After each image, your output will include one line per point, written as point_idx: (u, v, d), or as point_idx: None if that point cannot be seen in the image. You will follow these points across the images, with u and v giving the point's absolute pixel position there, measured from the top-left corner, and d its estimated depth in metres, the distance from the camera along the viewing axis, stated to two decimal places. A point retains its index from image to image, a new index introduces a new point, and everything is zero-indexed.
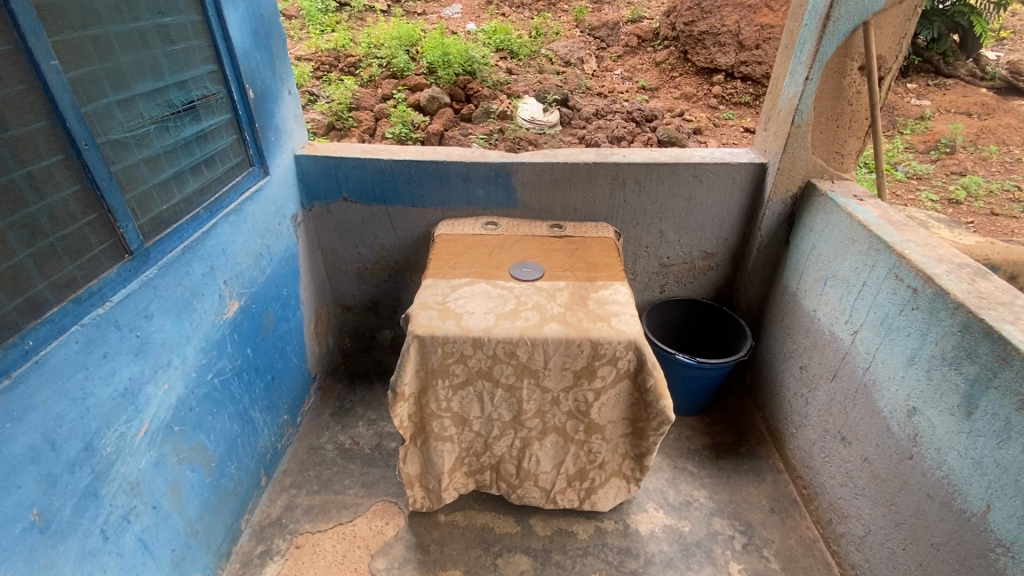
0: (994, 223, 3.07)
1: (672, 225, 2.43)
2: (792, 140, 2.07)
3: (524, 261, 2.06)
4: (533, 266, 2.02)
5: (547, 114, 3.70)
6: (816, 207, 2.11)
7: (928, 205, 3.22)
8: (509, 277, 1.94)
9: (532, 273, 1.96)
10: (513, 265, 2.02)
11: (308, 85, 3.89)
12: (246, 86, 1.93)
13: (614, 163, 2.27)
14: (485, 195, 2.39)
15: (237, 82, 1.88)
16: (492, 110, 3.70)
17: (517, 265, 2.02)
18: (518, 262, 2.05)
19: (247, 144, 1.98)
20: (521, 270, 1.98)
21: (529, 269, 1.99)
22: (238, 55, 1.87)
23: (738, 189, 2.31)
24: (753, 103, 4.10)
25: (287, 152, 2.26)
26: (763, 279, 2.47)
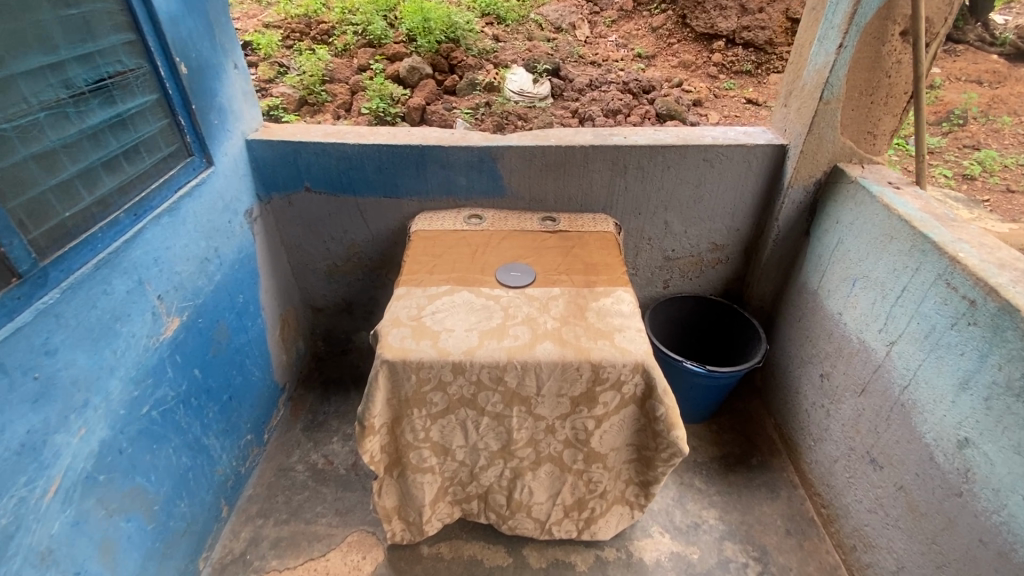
0: (1011, 201, 2.84)
1: (679, 215, 2.17)
2: (820, 118, 1.80)
3: (516, 263, 1.79)
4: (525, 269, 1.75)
5: (538, 86, 3.36)
6: (844, 195, 1.85)
7: (941, 181, 2.99)
8: (498, 285, 1.68)
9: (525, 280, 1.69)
10: (503, 270, 1.75)
11: (278, 56, 3.52)
12: (175, 59, 1.61)
13: (615, 146, 2.00)
14: (468, 184, 2.10)
15: (164, 54, 1.57)
16: (478, 82, 3.36)
17: (508, 269, 1.75)
18: (509, 264, 1.78)
19: (182, 129, 1.67)
20: (513, 277, 1.71)
21: (521, 274, 1.73)
22: (161, 21, 1.55)
23: (753, 175, 2.05)
24: (756, 73, 3.79)
25: (237, 137, 1.95)
26: (777, 274, 2.23)
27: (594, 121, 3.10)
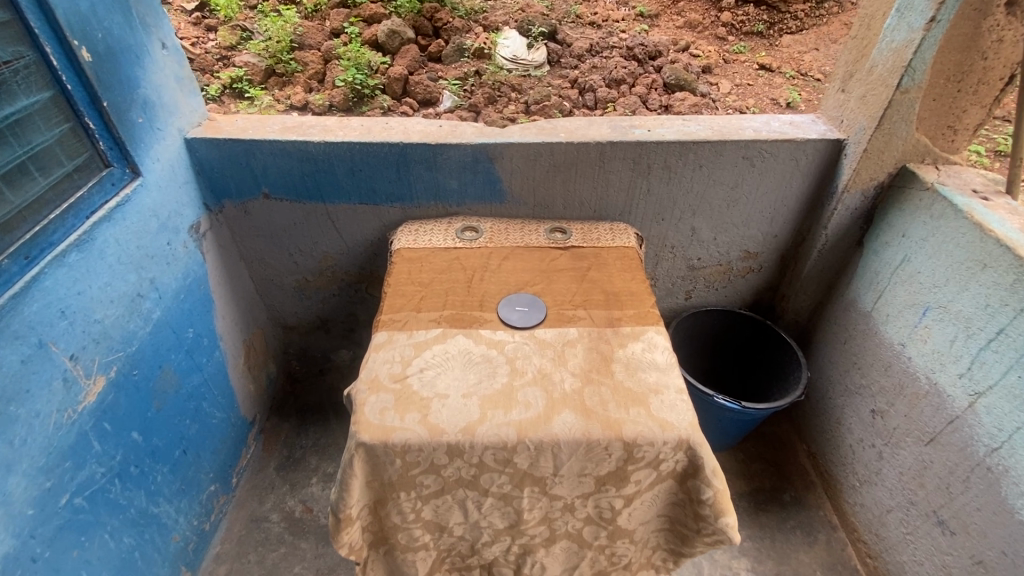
0: None
1: (708, 221, 1.86)
2: (893, 111, 1.47)
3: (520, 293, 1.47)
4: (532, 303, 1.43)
5: (533, 52, 2.93)
6: (915, 205, 1.54)
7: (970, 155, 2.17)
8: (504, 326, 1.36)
9: (534, 319, 1.38)
10: (505, 304, 1.42)
11: (240, 18, 3.04)
12: (74, 43, 1.23)
13: (638, 143, 1.65)
14: (459, 187, 1.75)
15: (58, 40, 1.20)
16: (466, 48, 2.93)
17: (511, 303, 1.43)
18: (511, 296, 1.46)
19: (93, 134, 1.31)
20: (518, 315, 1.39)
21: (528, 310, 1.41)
22: None
23: (799, 175, 1.73)
24: (768, 36, 3.37)
25: (173, 136, 1.57)
26: (819, 286, 1.94)
27: (594, 92, 2.72)
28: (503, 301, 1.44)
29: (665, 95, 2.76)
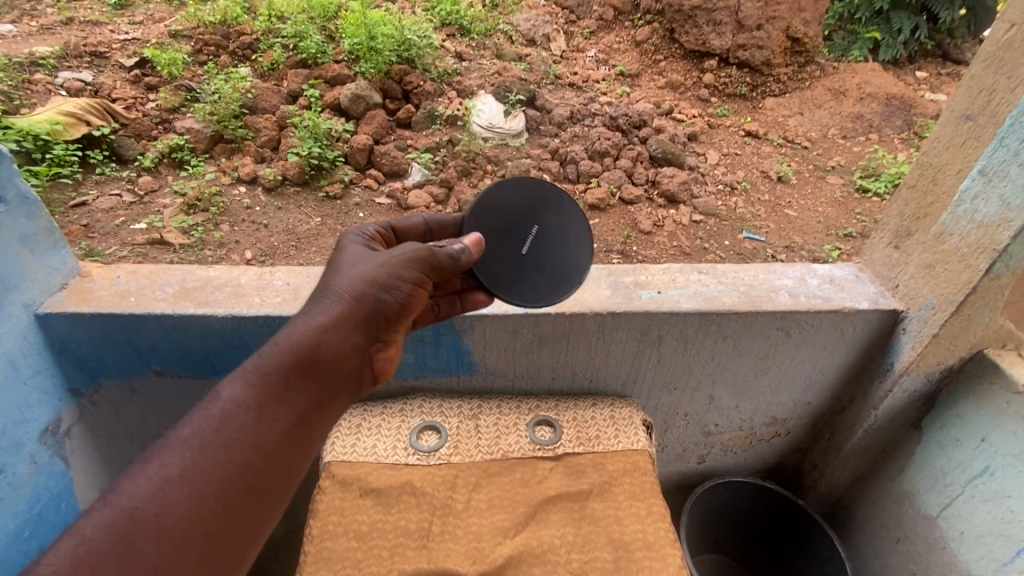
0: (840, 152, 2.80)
1: (729, 389, 1.50)
2: (977, 297, 1.14)
3: (514, 188, 1.15)
4: (558, 209, 1.18)
5: (511, 119, 2.62)
6: (1000, 407, 1.21)
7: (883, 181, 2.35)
8: (559, 271, 1.15)
9: (567, 201, 1.19)
10: (515, 230, 1.15)
11: (185, 79, 2.69)
12: None
13: (646, 314, 1.28)
14: (416, 361, 1.34)
15: None
16: (438, 113, 2.60)
17: (522, 221, 1.15)
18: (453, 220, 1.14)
19: None
20: (557, 239, 1.16)
21: (562, 222, 1.18)
22: None
23: (842, 345, 1.39)
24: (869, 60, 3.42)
25: (15, 318, 1.15)
26: (861, 463, 1.57)
27: (576, 165, 2.44)
28: (507, 225, 1.13)
29: (651, 169, 2.46)
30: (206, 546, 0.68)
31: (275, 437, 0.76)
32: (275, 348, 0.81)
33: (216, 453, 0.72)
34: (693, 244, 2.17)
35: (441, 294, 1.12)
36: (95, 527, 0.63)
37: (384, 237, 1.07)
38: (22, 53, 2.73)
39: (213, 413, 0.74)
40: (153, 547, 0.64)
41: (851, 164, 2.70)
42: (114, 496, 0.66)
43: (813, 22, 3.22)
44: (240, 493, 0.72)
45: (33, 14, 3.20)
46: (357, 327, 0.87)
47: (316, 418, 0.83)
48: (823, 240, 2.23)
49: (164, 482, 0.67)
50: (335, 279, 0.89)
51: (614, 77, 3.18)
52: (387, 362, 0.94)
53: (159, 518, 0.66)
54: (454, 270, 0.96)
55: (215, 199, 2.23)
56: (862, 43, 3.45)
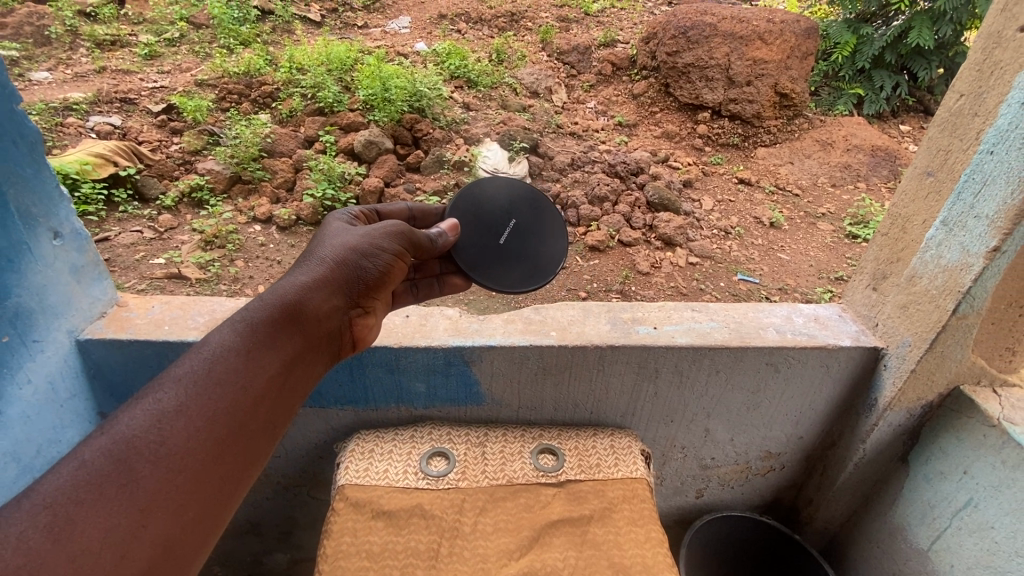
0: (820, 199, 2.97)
1: (724, 422, 1.57)
2: (946, 335, 1.24)
3: (493, 188, 1.33)
4: (535, 209, 1.35)
5: (515, 165, 2.79)
6: (979, 440, 1.27)
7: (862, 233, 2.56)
8: (540, 258, 1.29)
9: (550, 210, 1.37)
10: (496, 223, 1.29)
11: (209, 123, 2.88)
12: None
13: (643, 347, 1.37)
14: (427, 390, 1.42)
15: None
16: (446, 158, 2.76)
17: (500, 215, 1.30)
18: (435, 211, 1.31)
19: None
20: (534, 232, 1.32)
21: (540, 218, 1.34)
22: None
23: (829, 380, 1.48)
24: (854, 114, 3.66)
25: (60, 342, 1.25)
26: (854, 498, 1.62)
27: (577, 209, 2.60)
28: (488, 217, 1.29)
29: (648, 213, 2.61)
30: (206, 472, 0.73)
31: (265, 379, 0.83)
32: (263, 303, 0.90)
33: (209, 389, 0.77)
34: (689, 284, 2.28)
35: (419, 276, 1.27)
36: (102, 449, 0.68)
37: (367, 216, 1.20)
38: (57, 99, 2.92)
39: (207, 355, 0.81)
40: (158, 466, 0.69)
41: (840, 212, 2.85)
42: (115, 424, 0.71)
43: (799, 79, 3.44)
44: (235, 426, 0.77)
45: (68, 63, 3.43)
46: (340, 289, 0.98)
47: (300, 369, 0.90)
48: (815, 282, 2.34)
49: (164, 411, 0.73)
50: (319, 251, 1.01)
51: (613, 126, 3.40)
52: (365, 329, 1.05)
53: (162, 442, 0.71)
54: (432, 250, 1.14)
55: (231, 237, 2.34)
56: (846, 98, 3.70)
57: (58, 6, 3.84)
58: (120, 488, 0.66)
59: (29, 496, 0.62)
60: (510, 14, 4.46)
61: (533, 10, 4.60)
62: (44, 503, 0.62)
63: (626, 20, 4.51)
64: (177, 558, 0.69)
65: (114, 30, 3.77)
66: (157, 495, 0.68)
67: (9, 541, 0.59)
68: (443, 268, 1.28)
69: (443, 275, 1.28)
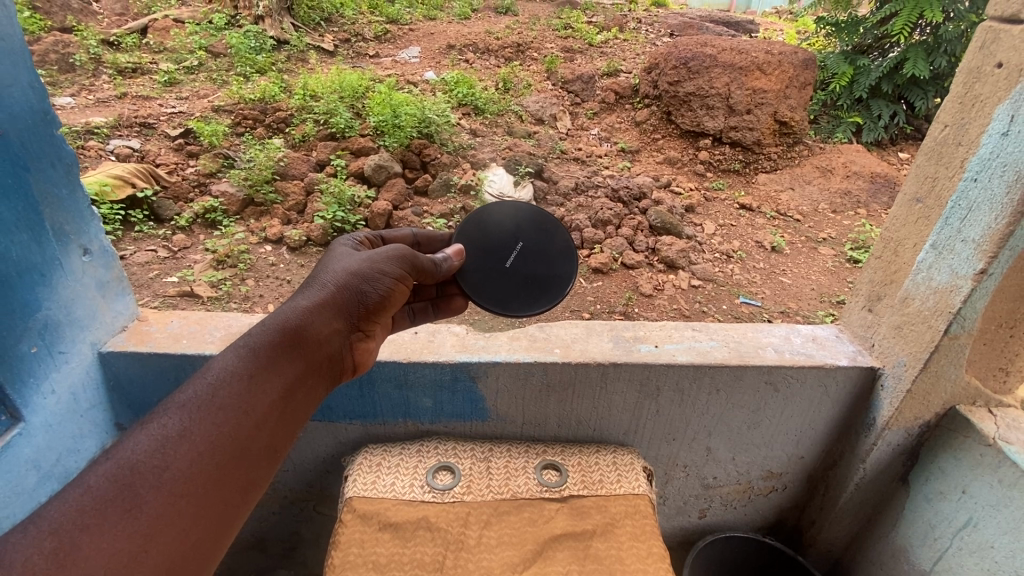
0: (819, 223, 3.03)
1: (725, 441, 1.59)
2: (940, 355, 1.28)
3: (498, 212, 1.36)
4: (541, 231, 1.37)
5: (520, 189, 2.87)
6: (976, 459, 1.29)
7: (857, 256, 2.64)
8: (544, 281, 1.31)
9: (559, 231, 1.37)
10: (502, 247, 1.33)
11: (224, 147, 2.98)
12: None
13: (645, 365, 1.41)
14: (434, 405, 1.46)
15: None
16: (453, 182, 2.85)
17: (506, 239, 1.34)
18: (440, 236, 1.35)
19: None
20: (540, 255, 1.34)
21: (546, 240, 1.36)
22: None
23: (827, 399, 1.50)
24: (853, 141, 3.75)
25: (83, 353, 1.30)
26: (857, 519, 1.63)
27: (580, 232, 2.66)
28: (493, 242, 1.33)
29: (651, 237, 2.67)
30: (206, 496, 0.76)
31: (265, 405, 0.86)
32: (265, 329, 0.94)
33: (211, 414, 0.81)
34: (691, 307, 2.32)
35: (416, 301, 1.31)
36: (108, 474, 0.71)
37: (372, 241, 1.23)
38: (80, 123, 3.05)
39: (210, 381, 0.84)
40: (160, 493, 0.73)
41: (841, 237, 2.91)
42: (121, 450, 0.74)
43: (798, 107, 3.54)
44: (235, 451, 0.81)
45: (91, 89, 3.58)
46: (340, 315, 1.02)
47: (300, 393, 0.93)
48: (816, 306, 2.38)
49: (167, 438, 0.76)
50: (321, 277, 1.05)
51: (616, 152, 3.50)
52: (364, 353, 1.08)
53: (165, 468, 0.74)
54: (435, 276, 1.18)
55: (242, 257, 2.42)
56: (845, 126, 3.79)
57: (83, 35, 4.02)
58: (123, 513, 0.70)
59: (37, 520, 0.66)
60: (517, 45, 4.62)
61: (538, 42, 4.77)
62: (51, 527, 0.66)
63: (629, 51, 4.67)
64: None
65: (136, 58, 3.94)
66: (158, 521, 0.71)
67: (18, 563, 0.63)
68: (440, 293, 1.32)
69: (439, 300, 1.32)
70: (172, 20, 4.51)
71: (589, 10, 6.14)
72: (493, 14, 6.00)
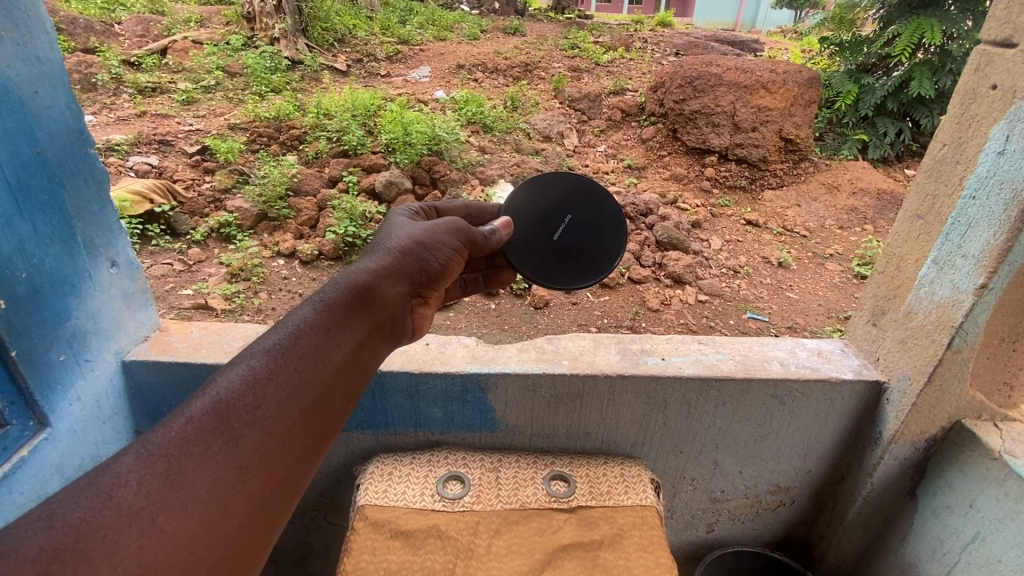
0: (825, 240, 3.05)
1: (732, 454, 1.60)
2: (942, 370, 1.29)
3: (548, 185, 1.38)
4: (592, 203, 1.38)
5: None
6: (982, 473, 1.30)
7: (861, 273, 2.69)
8: (592, 254, 1.35)
9: (609, 204, 1.38)
10: (551, 219, 1.36)
11: (239, 164, 3.07)
12: (16, 289, 1.08)
13: (651, 378, 1.44)
14: (445, 416, 1.49)
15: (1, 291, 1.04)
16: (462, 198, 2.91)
17: (555, 212, 1.37)
18: (491, 209, 1.37)
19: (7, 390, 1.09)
20: (590, 229, 1.36)
21: (596, 213, 1.38)
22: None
23: (835, 412, 1.51)
24: (858, 158, 3.79)
25: (108, 362, 1.35)
26: (866, 535, 1.62)
27: None
28: (543, 215, 1.36)
29: (658, 253, 2.70)
30: (293, 437, 0.77)
31: (341, 355, 0.87)
32: (338, 284, 0.94)
33: (293, 360, 0.82)
34: (698, 322, 2.34)
35: (468, 273, 1.38)
36: (205, 409, 0.73)
37: (428, 213, 1.25)
38: (101, 141, 3.15)
39: (291, 329, 0.85)
40: (252, 429, 0.74)
41: (848, 253, 2.92)
42: (215, 388, 0.76)
43: (803, 125, 3.59)
44: (316, 397, 0.81)
45: (112, 108, 3.70)
46: (405, 277, 1.02)
47: (372, 349, 0.93)
48: (824, 321, 2.39)
49: (256, 379, 0.78)
50: (386, 241, 1.06)
51: (622, 169, 3.55)
52: (424, 319, 1.08)
53: (256, 406, 0.76)
54: (485, 248, 1.18)
55: (255, 270, 2.48)
56: (851, 143, 3.83)
57: (106, 56, 4.17)
58: (222, 445, 0.71)
59: (144, 446, 0.69)
60: (525, 65, 4.74)
61: (546, 62, 4.88)
62: (159, 452, 0.68)
63: (635, 70, 4.76)
64: (268, 516, 0.73)
65: (156, 78, 4.07)
66: (253, 456, 0.72)
67: (131, 484, 0.65)
68: (490, 265, 1.38)
69: (489, 271, 1.38)
70: (192, 41, 4.67)
71: (595, 30, 6.27)
72: (502, 34, 6.14)
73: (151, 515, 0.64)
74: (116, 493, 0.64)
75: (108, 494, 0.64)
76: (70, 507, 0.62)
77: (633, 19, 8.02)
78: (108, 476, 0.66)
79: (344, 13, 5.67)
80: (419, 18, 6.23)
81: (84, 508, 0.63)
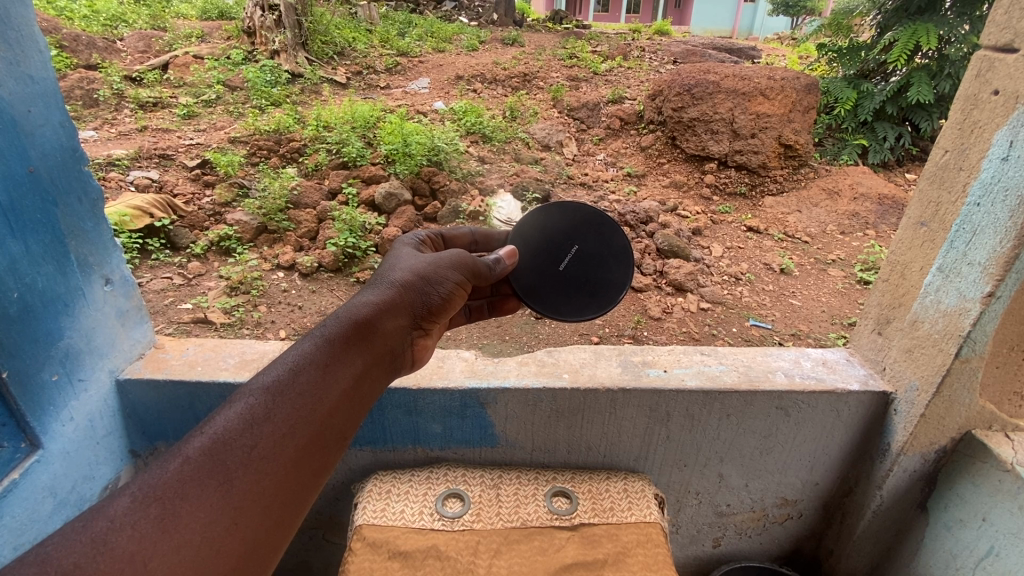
0: (827, 245, 3.03)
1: (738, 467, 1.57)
2: (951, 379, 1.27)
3: (559, 213, 1.37)
4: (600, 234, 1.36)
5: None
6: (994, 486, 1.26)
7: (863, 279, 2.67)
8: (596, 287, 1.33)
9: (619, 234, 1.37)
10: (557, 248, 1.35)
11: (239, 177, 3.07)
12: (5, 309, 1.05)
13: (654, 391, 1.41)
14: (444, 432, 1.46)
15: None
16: (462, 209, 2.88)
17: (562, 241, 1.35)
18: (496, 234, 1.36)
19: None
20: (597, 260, 1.35)
21: (603, 245, 1.36)
22: None
23: (843, 422, 1.48)
24: (858, 163, 3.78)
25: (102, 380, 1.34)
26: (877, 550, 1.58)
27: None
28: (550, 243, 1.34)
29: (659, 260, 2.68)
30: (287, 477, 0.76)
31: (340, 392, 0.85)
32: (338, 317, 0.92)
33: (291, 398, 0.80)
34: (701, 329, 2.32)
35: (473, 300, 1.37)
36: (201, 448, 0.71)
37: (434, 242, 1.23)
38: (101, 155, 3.15)
39: (290, 365, 0.83)
40: (248, 469, 0.72)
41: (851, 258, 2.90)
42: (213, 426, 0.75)
43: (802, 131, 3.58)
44: (312, 436, 0.79)
45: (113, 123, 3.72)
46: (405, 310, 1.00)
47: (370, 385, 0.91)
48: (828, 328, 2.36)
49: (253, 418, 0.76)
50: (388, 273, 1.04)
51: (622, 177, 3.55)
52: (424, 350, 1.06)
53: (252, 446, 0.74)
54: (490, 277, 1.15)
55: (255, 283, 2.46)
56: (851, 148, 3.82)
57: (107, 72, 4.19)
58: (217, 486, 0.70)
59: (139, 487, 0.67)
60: (523, 75, 4.75)
61: (544, 72, 4.90)
62: (154, 494, 0.66)
63: (633, 79, 4.77)
64: (260, 557, 0.71)
65: (157, 93, 4.09)
66: (247, 497, 0.71)
67: (125, 528, 0.63)
68: (495, 292, 1.36)
69: (494, 299, 1.36)
70: (193, 56, 4.70)
71: (593, 40, 6.30)
72: (501, 45, 6.18)
73: (143, 561, 0.62)
74: (109, 538, 0.62)
75: (101, 540, 0.62)
76: (63, 552, 0.60)
77: (631, 28, 8.07)
78: (102, 519, 0.64)
79: (343, 27, 5.71)
80: (418, 30, 6.28)
81: (77, 554, 0.60)
